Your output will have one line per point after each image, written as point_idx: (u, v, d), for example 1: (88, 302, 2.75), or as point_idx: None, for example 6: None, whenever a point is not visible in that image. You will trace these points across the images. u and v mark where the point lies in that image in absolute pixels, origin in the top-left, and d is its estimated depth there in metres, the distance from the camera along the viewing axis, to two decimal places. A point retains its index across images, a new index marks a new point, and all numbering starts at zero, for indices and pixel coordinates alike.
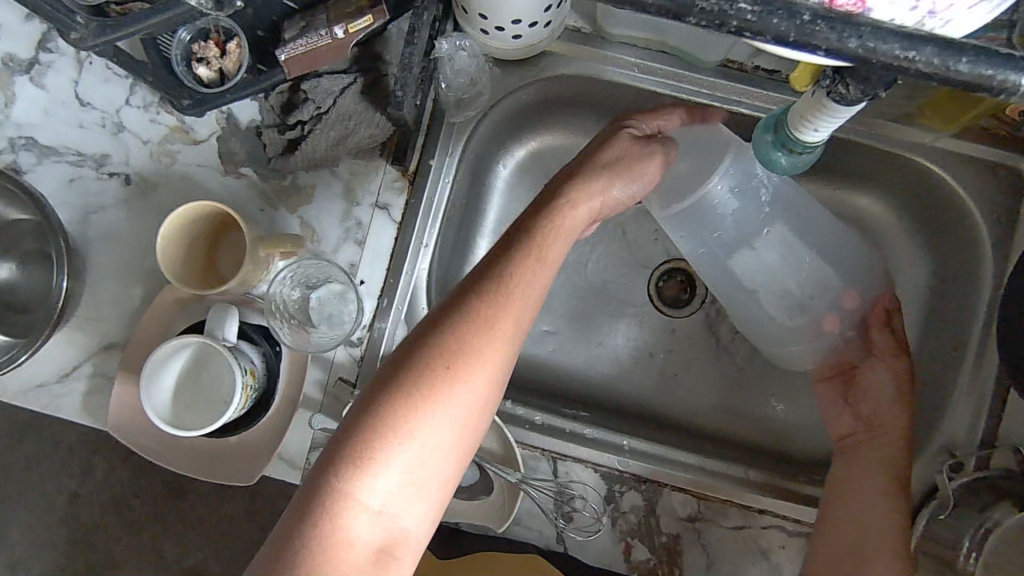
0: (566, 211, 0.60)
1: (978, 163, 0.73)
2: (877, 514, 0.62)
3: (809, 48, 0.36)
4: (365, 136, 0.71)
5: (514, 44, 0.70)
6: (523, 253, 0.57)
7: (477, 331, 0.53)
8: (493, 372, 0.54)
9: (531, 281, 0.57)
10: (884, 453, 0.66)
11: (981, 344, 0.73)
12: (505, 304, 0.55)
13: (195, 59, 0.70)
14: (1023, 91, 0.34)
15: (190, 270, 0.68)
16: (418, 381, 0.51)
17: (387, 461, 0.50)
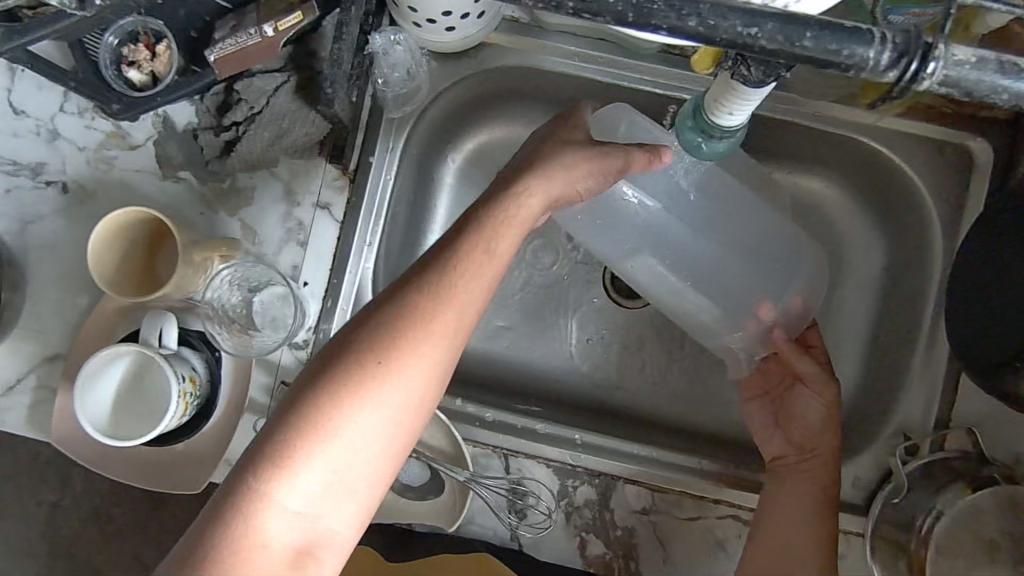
0: (511, 206, 0.60)
1: (926, 142, 0.72)
2: (802, 534, 0.65)
3: (648, 27, 0.35)
4: (301, 135, 0.70)
5: (449, 37, 0.69)
6: (467, 250, 0.57)
7: (412, 328, 0.53)
8: (429, 370, 0.53)
9: (476, 276, 0.56)
10: (814, 477, 0.68)
11: (933, 325, 0.72)
12: (446, 299, 0.55)
13: (125, 62, 0.68)
14: (867, 67, 0.34)
15: (125, 278, 0.67)
16: (347, 377, 0.51)
17: (309, 460, 0.49)
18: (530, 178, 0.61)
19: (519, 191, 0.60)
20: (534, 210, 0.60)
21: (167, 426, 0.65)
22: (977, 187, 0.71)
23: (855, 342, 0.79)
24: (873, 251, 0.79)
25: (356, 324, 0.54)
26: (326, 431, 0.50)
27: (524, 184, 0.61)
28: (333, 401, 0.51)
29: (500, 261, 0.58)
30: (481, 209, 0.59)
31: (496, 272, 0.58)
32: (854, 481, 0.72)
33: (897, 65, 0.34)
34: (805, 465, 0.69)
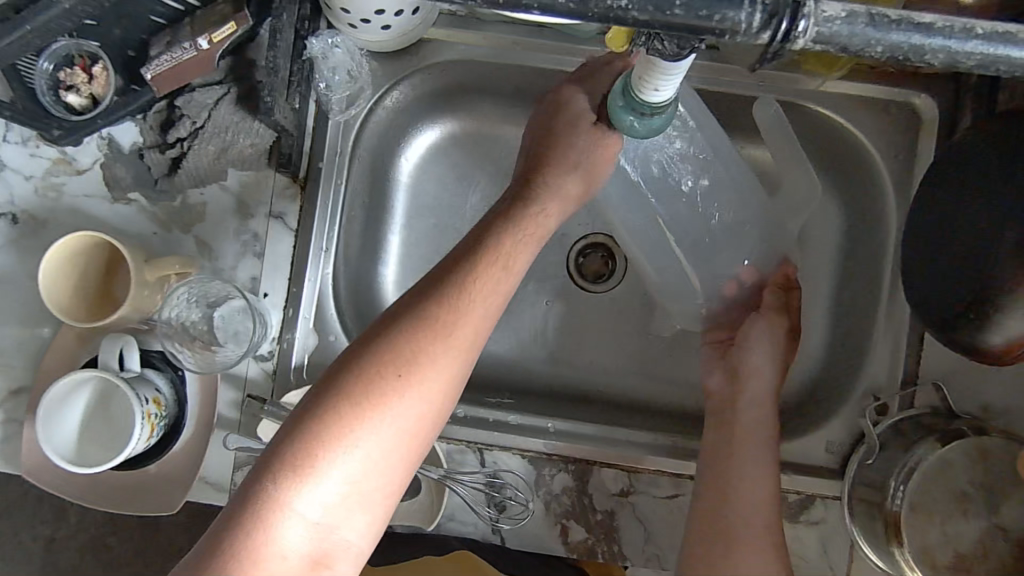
0: (527, 223, 0.64)
1: (871, 102, 0.72)
2: (750, 455, 0.64)
3: (521, 7, 0.36)
4: (246, 145, 0.70)
5: (386, 35, 0.70)
6: (483, 265, 0.59)
7: (431, 340, 0.54)
8: (447, 382, 0.55)
9: (490, 291, 0.58)
10: (758, 403, 0.68)
11: (894, 283, 0.73)
12: (464, 313, 0.56)
13: (63, 87, 0.67)
14: (738, 30, 0.36)
15: (80, 304, 0.66)
16: (369, 385, 0.52)
17: (329, 467, 0.50)
18: (543, 197, 0.67)
19: (537, 211, 0.66)
20: (547, 226, 0.66)
21: (135, 450, 0.65)
22: (925, 142, 0.71)
23: (821, 308, 0.79)
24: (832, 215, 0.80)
25: (374, 334, 0.55)
26: (346, 440, 0.50)
27: (540, 205, 0.66)
28: (353, 411, 0.51)
29: (512, 279, 0.60)
30: (493, 225, 0.63)
31: (509, 288, 0.60)
32: (828, 445, 0.72)
33: (768, 26, 0.36)
34: (750, 389, 0.69)
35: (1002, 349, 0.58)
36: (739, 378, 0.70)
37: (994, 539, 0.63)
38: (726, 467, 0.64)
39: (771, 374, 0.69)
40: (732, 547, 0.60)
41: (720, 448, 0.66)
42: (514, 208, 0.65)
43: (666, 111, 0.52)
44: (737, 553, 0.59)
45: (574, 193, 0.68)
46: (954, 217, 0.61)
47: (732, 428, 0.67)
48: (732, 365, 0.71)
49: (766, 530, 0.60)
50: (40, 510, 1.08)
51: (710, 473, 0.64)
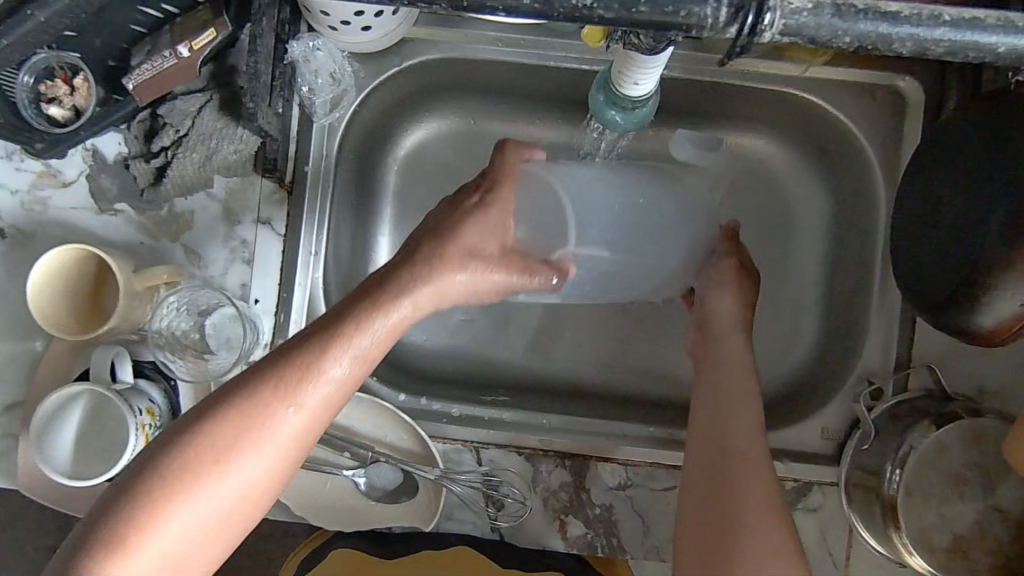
0: (399, 301, 0.56)
1: (856, 87, 0.72)
2: (738, 416, 0.62)
3: (488, 9, 0.39)
4: (230, 153, 0.70)
5: (368, 37, 0.69)
6: (341, 335, 0.53)
7: (261, 420, 0.49)
8: (281, 456, 0.50)
9: (340, 370, 0.52)
10: (737, 362, 0.66)
11: (884, 268, 0.73)
12: (306, 391, 0.51)
13: (44, 99, 0.67)
14: (704, 24, 0.38)
15: (71, 317, 0.66)
16: (189, 459, 0.47)
17: (136, 548, 0.46)
18: (432, 267, 0.59)
19: (417, 283, 0.58)
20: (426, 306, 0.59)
21: (132, 461, 0.65)
22: (911, 125, 0.71)
23: (812, 294, 0.79)
24: (821, 201, 0.79)
25: (208, 405, 0.50)
26: (154, 522, 0.46)
27: (422, 277, 0.58)
28: (172, 487, 0.47)
29: (373, 357, 0.54)
30: (366, 293, 0.56)
31: (370, 361, 0.54)
32: (824, 432, 0.72)
33: (735, 20, 0.38)
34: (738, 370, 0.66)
35: (991, 332, 0.57)
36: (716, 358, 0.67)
37: (990, 522, 0.64)
38: (724, 446, 0.60)
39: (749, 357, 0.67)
40: (735, 529, 0.54)
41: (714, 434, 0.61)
42: (391, 277, 0.58)
43: (647, 104, 0.53)
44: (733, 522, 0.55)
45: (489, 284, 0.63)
46: (940, 200, 0.61)
47: (727, 411, 0.62)
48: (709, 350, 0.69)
49: (769, 504, 0.55)
50: (43, 521, 1.08)
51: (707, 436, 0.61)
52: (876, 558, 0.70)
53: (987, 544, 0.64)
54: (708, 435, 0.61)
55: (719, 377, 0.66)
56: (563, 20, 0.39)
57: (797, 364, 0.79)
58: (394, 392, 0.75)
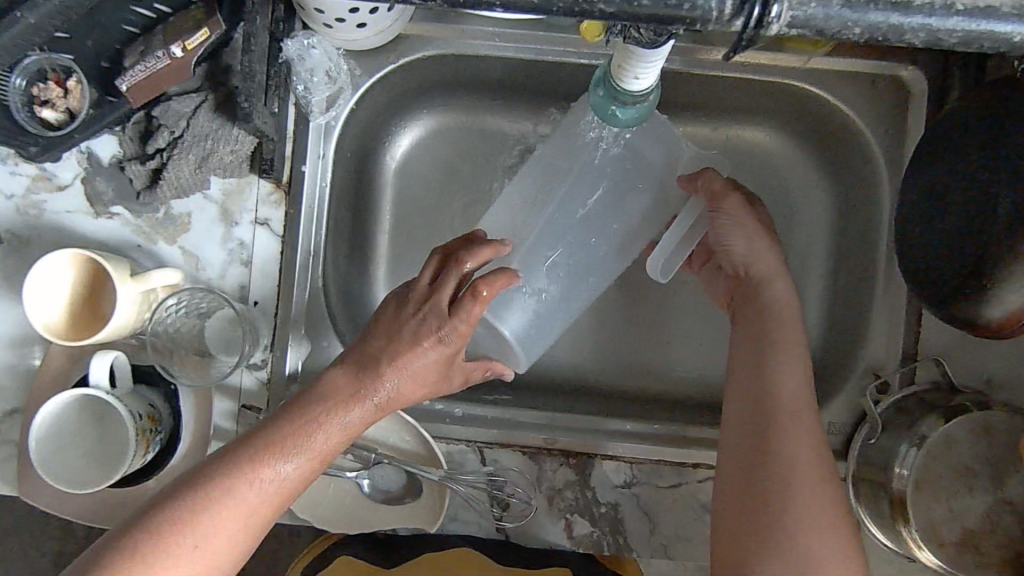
0: (342, 411, 0.58)
1: (858, 77, 0.71)
2: (789, 372, 0.62)
3: (485, 5, 0.39)
4: (227, 153, 0.69)
5: (363, 34, 0.69)
6: (285, 446, 0.55)
7: (200, 527, 0.51)
8: (224, 552, 0.52)
9: (280, 485, 0.54)
10: (788, 316, 0.65)
11: (889, 260, 0.72)
12: (246, 499, 0.53)
13: (37, 102, 0.66)
14: (707, 17, 0.37)
15: (70, 323, 0.65)
16: (132, 558, 0.49)
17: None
18: (389, 368, 0.59)
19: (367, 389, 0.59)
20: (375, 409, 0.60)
21: (131, 467, 0.64)
22: (914, 115, 0.71)
23: (816, 287, 0.79)
24: (824, 193, 0.78)
25: (152, 509, 0.51)
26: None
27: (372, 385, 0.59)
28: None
29: (312, 468, 0.56)
30: (312, 401, 0.58)
31: (316, 462, 0.57)
32: (830, 427, 0.71)
33: (741, 12, 0.37)
34: (792, 367, 0.62)
35: (1000, 324, 0.56)
36: (771, 343, 0.64)
37: (999, 515, 0.64)
38: (761, 401, 0.61)
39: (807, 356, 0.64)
40: (781, 494, 0.55)
41: (760, 437, 0.59)
42: (345, 372, 0.59)
43: (647, 99, 0.51)
44: (787, 479, 0.56)
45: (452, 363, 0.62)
46: (946, 191, 0.60)
47: (773, 414, 0.60)
48: (761, 336, 0.64)
49: (816, 450, 0.58)
50: (47, 525, 1.08)
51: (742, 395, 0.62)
52: (885, 553, 0.69)
53: (997, 538, 0.63)
54: (751, 428, 0.60)
55: (774, 372, 0.62)
56: (563, 16, 0.39)
57: None
58: None
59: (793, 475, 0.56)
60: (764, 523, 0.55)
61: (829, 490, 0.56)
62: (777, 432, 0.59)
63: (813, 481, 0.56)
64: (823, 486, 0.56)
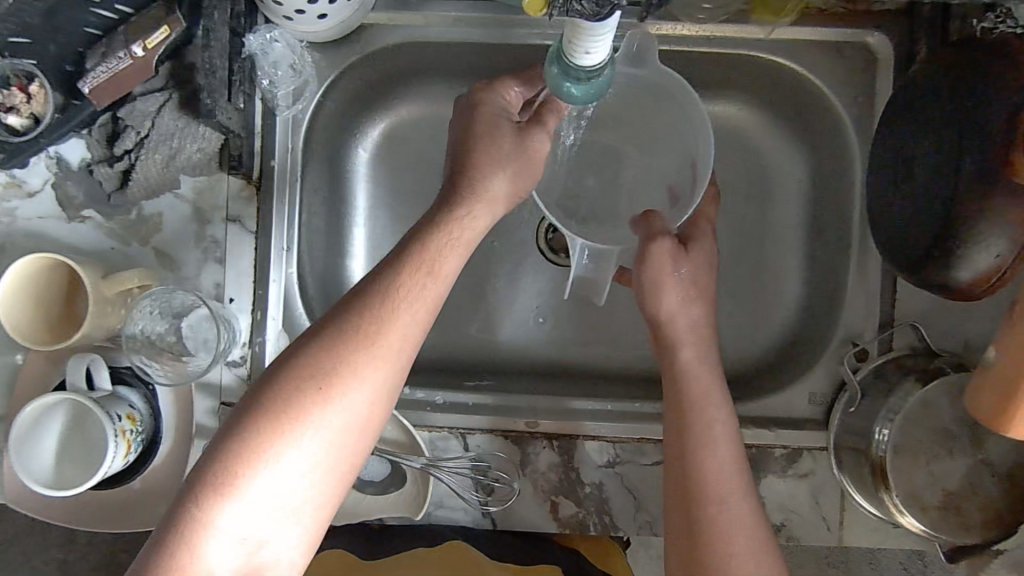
0: (452, 228, 0.57)
1: (826, 47, 0.71)
2: (702, 438, 0.59)
3: None
4: (194, 151, 0.69)
5: (324, 24, 0.69)
6: (409, 271, 0.54)
7: (351, 356, 0.51)
8: (378, 396, 0.52)
9: (417, 306, 0.54)
10: (708, 380, 0.62)
11: (863, 228, 0.72)
12: (388, 325, 0.53)
13: (2, 109, 0.65)
14: None
15: (39, 325, 0.65)
16: (282, 405, 0.50)
17: (248, 486, 0.49)
18: (470, 196, 0.59)
19: (462, 212, 0.58)
20: (477, 230, 0.59)
21: (113, 468, 0.64)
22: (881, 81, 0.70)
23: (793, 259, 0.79)
24: (800, 167, 0.78)
25: (293, 357, 0.52)
26: (255, 462, 0.49)
27: (466, 205, 0.59)
28: (260, 436, 0.49)
29: (443, 283, 0.56)
30: (421, 227, 0.57)
31: (439, 295, 0.56)
32: (811, 397, 0.72)
33: None
34: (716, 447, 0.58)
35: (973, 285, 0.57)
36: (687, 424, 0.60)
37: (980, 475, 0.64)
38: (687, 485, 0.57)
39: (735, 434, 0.60)
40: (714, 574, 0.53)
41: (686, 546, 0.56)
42: (441, 208, 0.58)
43: (602, 74, 0.51)
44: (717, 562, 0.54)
45: (448, 274, 0.56)
46: (913, 155, 0.60)
47: (701, 512, 0.56)
48: (677, 407, 0.61)
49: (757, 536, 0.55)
50: (45, 534, 1.08)
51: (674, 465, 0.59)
52: (870, 521, 0.69)
53: (979, 499, 0.63)
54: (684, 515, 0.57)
55: (698, 451, 0.58)
56: None
57: (782, 331, 0.78)
58: None
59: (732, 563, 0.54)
60: None
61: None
62: (717, 521, 0.55)
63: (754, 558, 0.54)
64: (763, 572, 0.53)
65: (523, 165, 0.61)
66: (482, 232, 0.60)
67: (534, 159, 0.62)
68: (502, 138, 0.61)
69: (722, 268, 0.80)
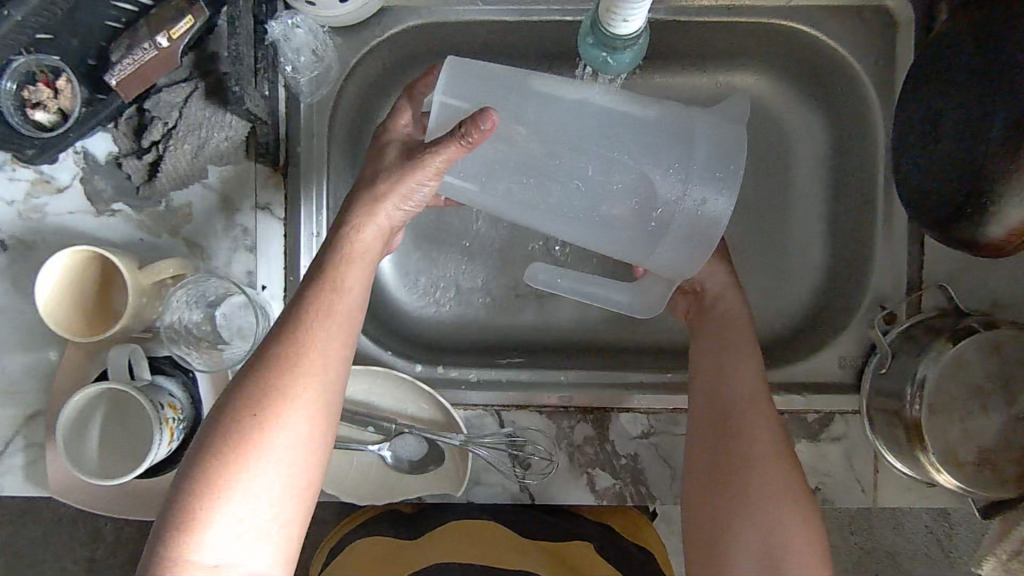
0: (352, 240, 0.58)
1: (844, 13, 0.71)
2: (733, 355, 0.64)
3: None
4: (221, 140, 0.69)
5: (344, 9, 0.69)
6: (316, 288, 0.55)
7: (281, 378, 0.52)
8: (313, 406, 0.52)
9: (330, 321, 0.55)
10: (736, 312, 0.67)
11: (888, 191, 0.72)
12: (307, 344, 0.53)
13: (29, 105, 0.66)
14: None
15: (81, 320, 0.66)
16: (226, 435, 0.50)
17: (208, 519, 0.49)
18: (360, 215, 0.59)
19: (350, 231, 0.58)
20: (373, 244, 0.59)
21: (158, 455, 0.65)
22: (902, 44, 0.71)
23: (817, 226, 0.79)
24: (819, 134, 0.79)
25: (226, 399, 0.52)
26: (213, 495, 0.49)
27: (356, 223, 0.59)
28: (213, 471, 0.49)
29: (351, 297, 0.56)
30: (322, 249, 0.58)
31: (352, 304, 0.56)
32: (841, 361, 0.73)
33: None
34: (740, 364, 0.64)
35: (1003, 242, 0.57)
36: (720, 336, 0.66)
37: (1015, 430, 0.65)
38: (720, 398, 0.62)
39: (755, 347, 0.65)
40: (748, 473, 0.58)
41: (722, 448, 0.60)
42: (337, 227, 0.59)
43: (637, 44, 0.53)
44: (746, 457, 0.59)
45: (355, 284, 0.57)
46: (941, 112, 0.60)
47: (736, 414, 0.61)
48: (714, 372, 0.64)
49: (777, 440, 0.60)
50: (76, 532, 1.09)
51: (700, 380, 0.64)
52: (904, 481, 0.70)
53: (1015, 454, 0.64)
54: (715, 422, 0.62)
55: (725, 369, 0.64)
56: None
57: (807, 300, 0.79)
58: (410, 363, 0.75)
59: (757, 467, 0.59)
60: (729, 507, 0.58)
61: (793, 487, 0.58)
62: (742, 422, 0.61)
63: (786, 490, 0.58)
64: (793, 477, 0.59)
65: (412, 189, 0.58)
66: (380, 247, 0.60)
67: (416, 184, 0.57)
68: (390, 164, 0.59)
69: (747, 238, 0.80)
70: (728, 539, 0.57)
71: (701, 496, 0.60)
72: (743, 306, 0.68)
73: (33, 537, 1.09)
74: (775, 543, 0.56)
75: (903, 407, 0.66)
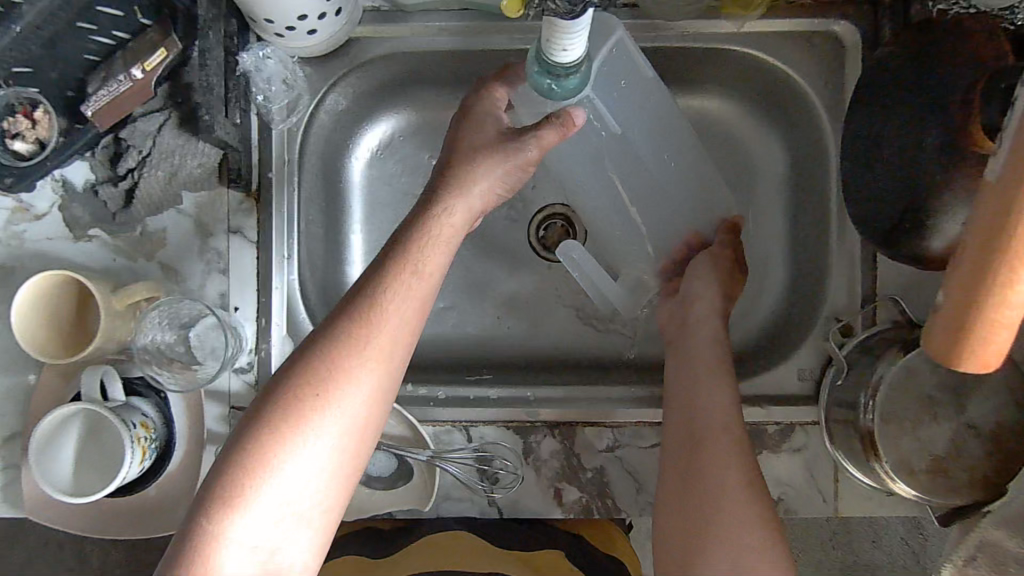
0: (433, 226, 0.63)
1: (793, 38, 0.74)
2: (705, 370, 0.66)
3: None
4: (194, 167, 0.72)
5: (313, 40, 0.72)
6: (394, 272, 0.59)
7: (346, 360, 0.56)
8: (375, 390, 0.57)
9: (405, 306, 0.59)
10: (710, 331, 0.69)
11: (841, 209, 0.75)
12: (378, 327, 0.57)
13: (8, 136, 0.68)
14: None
15: (57, 342, 0.68)
16: (285, 410, 0.54)
17: (256, 494, 0.52)
18: (450, 195, 0.66)
19: (439, 211, 0.65)
20: (455, 227, 0.65)
21: (130, 474, 0.67)
22: (851, 67, 0.73)
23: (777, 244, 0.82)
24: (777, 153, 0.81)
25: (287, 371, 0.56)
26: (262, 472, 0.53)
27: (445, 203, 0.65)
28: (266, 445, 0.53)
29: (428, 282, 0.61)
30: (402, 234, 0.62)
31: (427, 291, 0.61)
32: (800, 373, 0.74)
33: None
34: (709, 379, 0.65)
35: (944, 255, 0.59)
36: (693, 353, 0.68)
37: (967, 439, 0.66)
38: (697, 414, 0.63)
39: (723, 359, 0.67)
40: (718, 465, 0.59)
41: (693, 453, 0.61)
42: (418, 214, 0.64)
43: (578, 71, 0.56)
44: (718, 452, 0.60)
45: (435, 271, 0.62)
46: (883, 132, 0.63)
47: (705, 428, 0.62)
48: (691, 380, 0.66)
49: (737, 455, 0.60)
50: (61, 558, 1.10)
51: (685, 376, 0.66)
52: (863, 491, 0.72)
53: (966, 462, 0.65)
54: (689, 426, 0.63)
55: (705, 379, 0.65)
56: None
57: (769, 314, 0.81)
58: None
59: (725, 459, 0.60)
60: (700, 513, 0.58)
61: (750, 493, 0.58)
62: (712, 430, 0.61)
63: (743, 506, 0.57)
64: (749, 503, 0.57)
65: (511, 168, 0.68)
66: (461, 230, 0.66)
67: (512, 160, 0.67)
68: (485, 142, 0.68)
69: None
70: (702, 547, 0.56)
71: (670, 493, 0.61)
72: (720, 326, 0.70)
73: (17, 564, 1.09)
74: (742, 545, 0.55)
75: (858, 416, 0.68)
